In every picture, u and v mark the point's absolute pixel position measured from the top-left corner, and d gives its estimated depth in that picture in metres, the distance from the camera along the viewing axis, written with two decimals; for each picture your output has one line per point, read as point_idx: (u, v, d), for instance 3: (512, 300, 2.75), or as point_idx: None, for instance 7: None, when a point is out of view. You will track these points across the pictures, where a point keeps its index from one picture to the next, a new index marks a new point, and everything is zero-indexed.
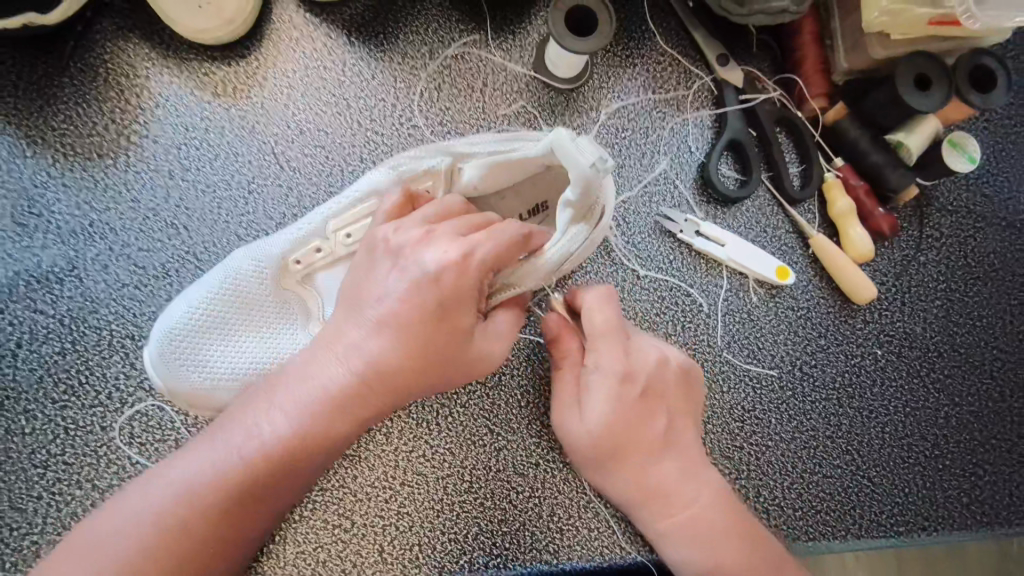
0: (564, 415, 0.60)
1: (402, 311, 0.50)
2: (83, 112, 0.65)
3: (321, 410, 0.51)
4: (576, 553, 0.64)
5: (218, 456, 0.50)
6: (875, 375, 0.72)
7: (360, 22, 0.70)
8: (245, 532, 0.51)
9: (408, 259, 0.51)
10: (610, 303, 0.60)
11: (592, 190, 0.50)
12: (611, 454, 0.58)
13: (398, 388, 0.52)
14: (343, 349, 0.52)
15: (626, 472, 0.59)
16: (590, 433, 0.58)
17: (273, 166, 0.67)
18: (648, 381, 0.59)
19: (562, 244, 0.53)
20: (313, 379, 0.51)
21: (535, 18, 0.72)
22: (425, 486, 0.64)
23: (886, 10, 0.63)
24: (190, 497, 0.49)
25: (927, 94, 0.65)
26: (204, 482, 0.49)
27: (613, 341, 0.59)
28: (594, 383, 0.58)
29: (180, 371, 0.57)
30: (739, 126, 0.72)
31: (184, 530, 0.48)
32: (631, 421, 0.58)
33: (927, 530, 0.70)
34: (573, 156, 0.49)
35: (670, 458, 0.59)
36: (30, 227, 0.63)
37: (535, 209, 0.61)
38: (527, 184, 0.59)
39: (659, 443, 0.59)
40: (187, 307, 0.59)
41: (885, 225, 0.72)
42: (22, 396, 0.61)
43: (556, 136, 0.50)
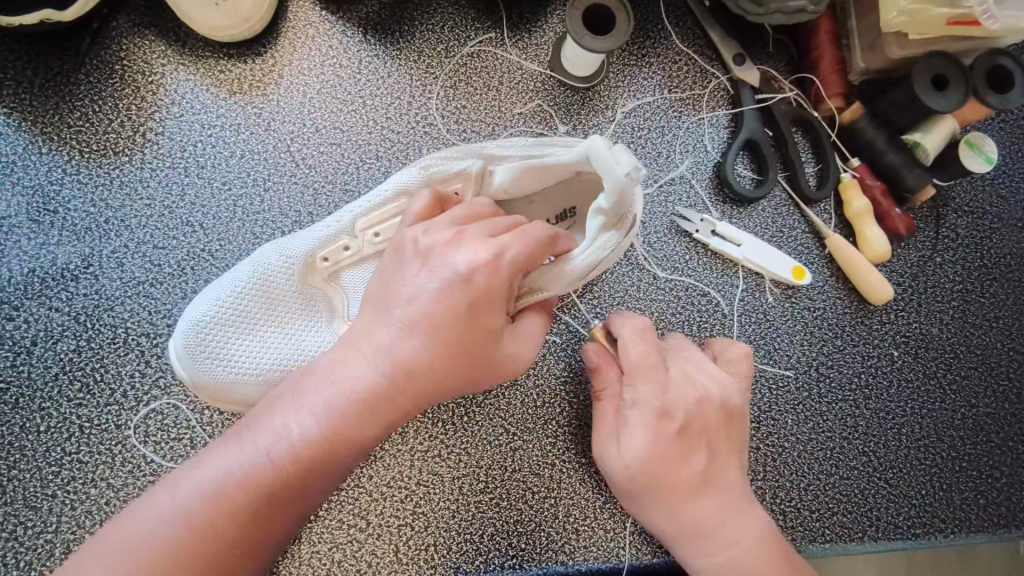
0: (601, 448, 0.60)
1: (434, 310, 0.49)
2: (98, 109, 0.65)
3: (350, 412, 0.50)
4: (593, 553, 0.64)
5: (245, 457, 0.48)
6: (892, 376, 0.72)
7: (376, 20, 0.70)
8: (270, 540, 0.49)
9: (439, 258, 0.50)
10: (645, 338, 0.61)
11: (625, 200, 0.51)
12: (649, 489, 0.57)
13: (427, 390, 0.51)
14: (371, 349, 0.50)
15: (666, 508, 0.58)
16: (628, 467, 0.57)
17: (289, 164, 0.67)
18: (687, 417, 0.58)
19: (591, 251, 0.53)
20: (341, 379, 0.50)
21: (551, 17, 0.72)
22: (441, 486, 0.64)
23: (904, 10, 0.63)
24: (216, 500, 0.47)
25: (944, 95, 0.64)
26: (231, 483, 0.47)
27: (651, 375, 0.59)
28: (633, 417, 0.58)
29: (204, 364, 0.57)
30: (756, 126, 0.71)
31: (210, 534, 0.46)
32: (670, 459, 0.57)
33: (944, 532, 0.70)
34: (608, 165, 0.49)
35: (709, 496, 0.58)
36: (45, 224, 0.63)
37: (563, 215, 0.61)
38: (557, 190, 0.60)
39: (698, 480, 0.58)
40: (213, 301, 0.58)
41: (902, 226, 0.71)
42: (36, 394, 0.60)
43: (591, 143, 0.50)
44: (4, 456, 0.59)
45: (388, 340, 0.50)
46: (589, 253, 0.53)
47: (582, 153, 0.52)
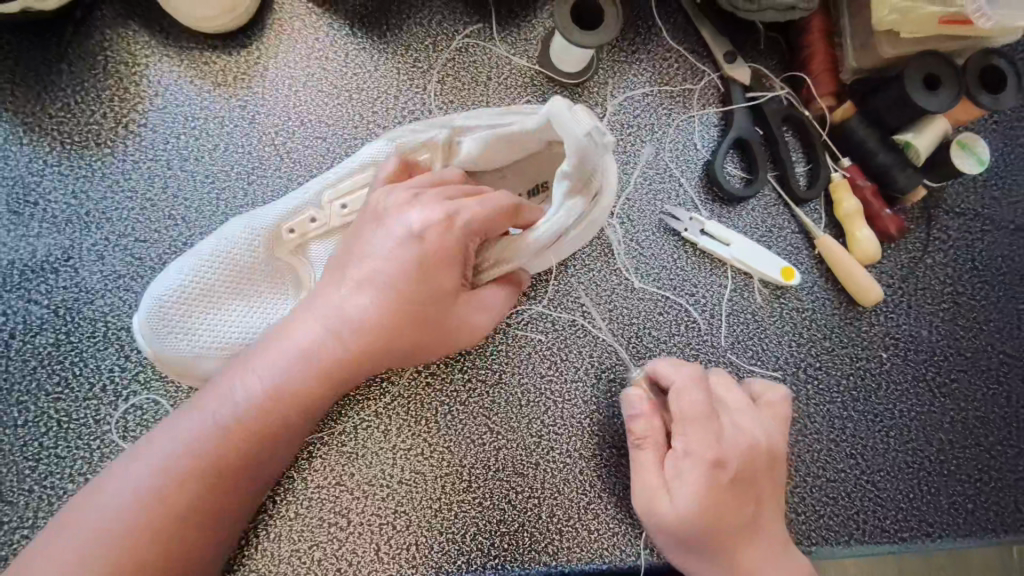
0: (650, 499, 0.59)
1: (385, 273, 0.51)
2: (80, 100, 0.64)
3: (303, 374, 0.51)
4: (576, 554, 0.63)
5: (202, 422, 0.50)
6: (881, 379, 0.71)
7: (364, 14, 0.69)
8: (232, 501, 0.51)
9: (393, 223, 0.52)
10: (699, 385, 0.61)
11: (587, 162, 0.53)
12: (703, 539, 0.57)
13: (379, 353, 0.52)
14: (324, 311, 0.52)
15: (718, 559, 0.57)
16: (679, 517, 0.57)
17: (274, 157, 0.66)
18: (740, 466, 0.58)
19: (557, 218, 0.55)
20: (292, 343, 0.52)
21: (542, 12, 0.72)
22: (423, 484, 0.63)
23: (896, 9, 0.63)
24: (176, 464, 0.49)
25: (934, 94, 0.64)
26: (189, 448, 0.49)
27: (704, 425, 0.59)
28: (686, 468, 0.58)
29: (171, 341, 0.58)
30: (745, 125, 0.71)
31: (172, 499, 0.48)
32: (722, 510, 0.57)
33: (931, 536, 0.69)
34: (569, 127, 0.51)
35: (758, 547, 0.58)
36: (26, 216, 0.62)
37: (534, 190, 0.63)
38: (527, 166, 0.61)
39: (749, 530, 0.58)
40: (179, 273, 0.58)
41: (892, 226, 0.71)
42: (14, 388, 0.60)
43: (552, 106, 0.52)
44: None
45: (339, 303, 0.52)
46: (558, 218, 0.55)
47: (544, 119, 0.54)
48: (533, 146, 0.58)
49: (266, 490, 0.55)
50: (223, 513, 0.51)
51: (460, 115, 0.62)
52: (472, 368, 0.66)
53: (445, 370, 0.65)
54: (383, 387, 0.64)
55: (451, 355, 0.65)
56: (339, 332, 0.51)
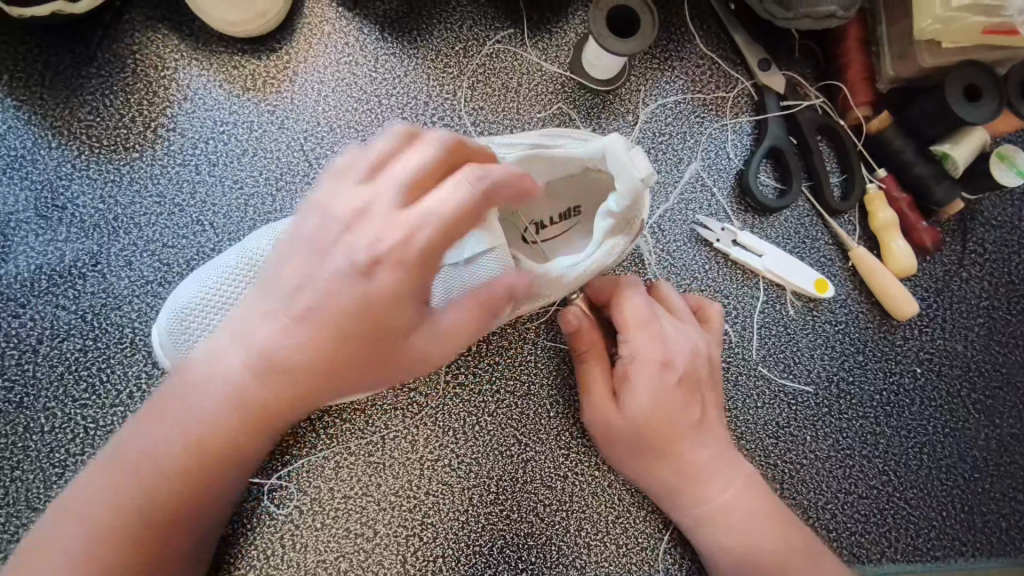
0: (597, 407, 0.59)
1: (334, 300, 0.44)
2: (109, 103, 0.64)
3: (239, 407, 0.46)
4: (604, 569, 0.63)
5: (137, 455, 0.46)
6: (913, 394, 0.70)
7: (394, 18, 0.68)
8: (181, 529, 0.48)
9: (338, 236, 0.44)
10: (637, 290, 0.59)
11: (638, 200, 0.52)
12: (653, 440, 0.57)
13: (323, 384, 0.45)
14: (274, 326, 0.45)
15: (668, 460, 0.58)
16: (630, 420, 0.57)
17: (302, 163, 0.65)
18: (685, 366, 0.58)
19: (597, 256, 0.55)
20: (221, 369, 0.46)
21: (573, 17, 0.71)
22: (450, 496, 0.62)
23: (939, 18, 0.62)
24: (117, 502, 0.46)
25: (977, 105, 0.63)
26: (126, 485, 0.46)
27: (650, 328, 0.58)
28: (637, 372, 0.57)
29: (189, 353, 0.56)
30: (780, 134, 0.70)
31: (116, 538, 0.46)
32: (672, 408, 0.57)
33: (964, 555, 0.68)
34: (625, 164, 0.50)
35: (706, 445, 0.58)
36: (53, 220, 0.62)
37: (566, 213, 0.60)
38: (560, 188, 0.58)
39: (693, 430, 0.58)
40: (200, 286, 0.57)
41: (928, 239, 0.70)
42: (42, 393, 0.59)
43: (609, 139, 0.51)
44: (7, 456, 0.58)
45: (278, 328, 0.45)
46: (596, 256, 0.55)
47: (595, 151, 0.53)
48: (572, 170, 0.56)
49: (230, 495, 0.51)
50: (173, 543, 0.48)
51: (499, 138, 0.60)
52: (500, 379, 0.65)
53: (473, 380, 0.64)
54: (411, 397, 0.63)
55: (479, 365, 0.64)
56: (273, 360, 0.45)
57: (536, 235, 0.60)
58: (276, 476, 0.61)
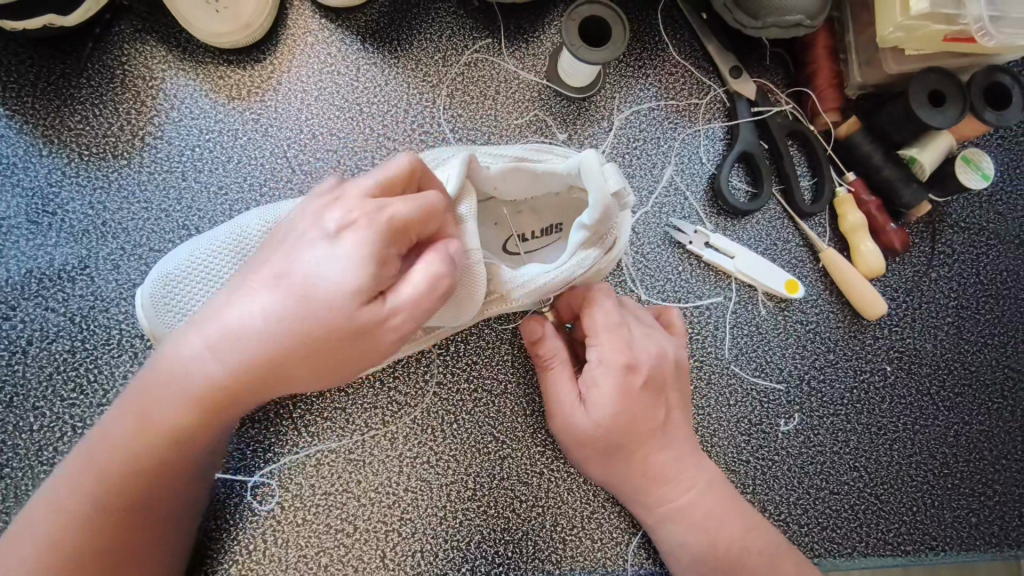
0: (562, 411, 0.60)
1: (297, 303, 0.45)
2: (98, 112, 0.66)
3: (198, 401, 0.48)
4: (579, 563, 0.64)
5: (98, 459, 0.49)
6: (884, 392, 0.72)
7: (375, 28, 0.71)
8: (153, 521, 0.51)
9: (302, 245, 0.46)
10: (607, 299, 0.60)
11: (609, 217, 0.52)
12: (616, 444, 0.58)
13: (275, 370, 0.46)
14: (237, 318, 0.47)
15: (632, 462, 0.59)
16: (594, 425, 0.58)
17: (286, 169, 0.67)
18: (652, 370, 0.59)
19: (567, 266, 0.54)
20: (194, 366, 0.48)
21: (549, 27, 0.73)
22: (428, 492, 0.64)
23: (899, 26, 0.64)
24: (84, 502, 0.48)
25: (940, 111, 0.65)
26: (93, 484, 0.49)
27: (615, 334, 0.59)
28: (599, 376, 0.58)
29: (167, 317, 0.57)
30: (750, 139, 0.72)
31: (83, 536, 0.48)
32: (633, 413, 0.58)
33: (935, 550, 0.69)
34: (597, 180, 0.51)
35: (669, 447, 0.60)
36: (44, 225, 0.64)
37: (548, 229, 0.61)
38: (545, 204, 0.61)
39: (657, 434, 0.59)
40: (186, 255, 0.58)
41: (896, 240, 0.71)
42: (30, 393, 0.61)
43: (584, 156, 0.52)
44: None
45: (243, 328, 0.46)
46: (565, 266, 0.54)
47: (573, 166, 0.54)
48: (554, 185, 0.57)
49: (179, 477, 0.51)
50: (150, 533, 0.51)
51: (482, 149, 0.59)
52: (478, 377, 0.66)
53: (452, 380, 0.66)
54: (391, 396, 0.65)
55: (457, 365, 0.66)
56: (233, 353, 0.46)
57: (520, 246, 0.61)
58: (258, 473, 0.62)
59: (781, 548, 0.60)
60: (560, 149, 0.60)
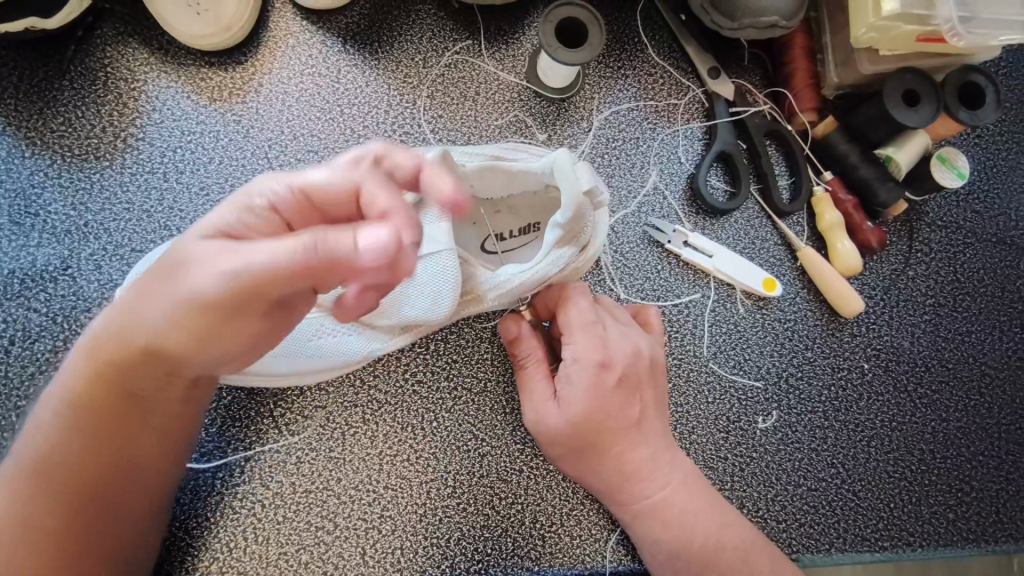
0: (537, 408, 0.60)
1: (192, 276, 0.46)
2: (80, 114, 0.66)
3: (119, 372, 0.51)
4: (558, 560, 0.65)
5: (43, 442, 0.51)
6: (862, 389, 0.72)
7: (356, 31, 0.71)
8: (99, 514, 0.53)
9: (191, 230, 0.49)
10: (582, 296, 0.61)
11: (581, 215, 0.52)
12: (589, 440, 0.59)
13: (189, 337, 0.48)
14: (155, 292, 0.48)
15: (606, 459, 0.60)
16: (568, 420, 0.59)
17: (267, 170, 0.68)
18: (624, 368, 0.60)
19: (542, 266, 0.55)
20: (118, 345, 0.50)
21: (529, 29, 0.73)
22: (408, 490, 0.64)
23: (873, 26, 0.64)
24: (19, 496, 0.50)
25: (916, 111, 0.65)
26: (43, 470, 0.51)
27: (588, 331, 0.60)
28: (572, 373, 0.59)
29: None
30: (728, 139, 0.72)
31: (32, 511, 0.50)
32: (607, 409, 0.59)
33: (912, 545, 0.70)
34: (569, 178, 0.51)
35: (643, 445, 0.60)
36: (27, 226, 0.65)
37: (526, 228, 0.62)
38: (522, 203, 0.61)
39: (631, 430, 0.60)
40: None
41: (873, 238, 0.72)
42: (12, 392, 0.62)
43: (556, 155, 0.52)
44: None
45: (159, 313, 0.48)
46: (540, 266, 0.55)
47: (545, 166, 0.54)
48: (529, 183, 0.58)
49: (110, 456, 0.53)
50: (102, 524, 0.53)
51: (458, 149, 0.60)
52: (457, 375, 0.67)
53: (432, 378, 0.66)
54: (372, 394, 0.66)
55: (437, 363, 0.67)
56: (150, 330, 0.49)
57: (498, 244, 0.62)
58: (239, 471, 0.63)
59: (757, 549, 0.60)
60: (534, 149, 0.61)
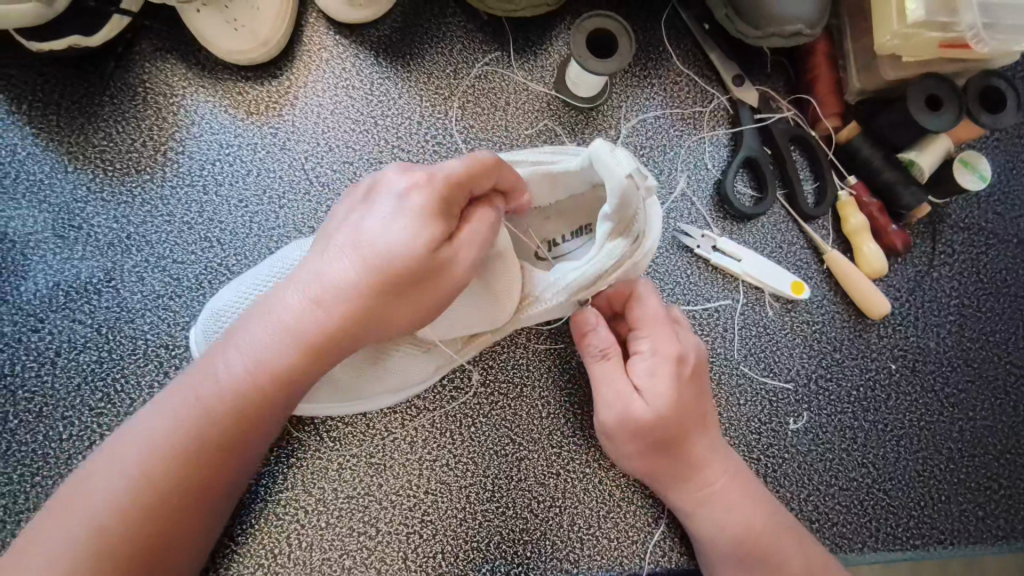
0: (620, 400, 0.60)
1: (338, 259, 0.49)
2: (121, 129, 0.68)
3: (255, 381, 0.49)
4: (596, 562, 0.65)
5: (155, 446, 0.47)
6: (890, 390, 0.73)
7: (388, 44, 0.73)
8: (202, 509, 0.50)
9: (331, 228, 0.52)
10: (656, 295, 0.64)
11: (630, 204, 0.52)
12: (671, 434, 0.60)
13: (333, 338, 0.49)
14: (301, 284, 0.49)
15: (681, 453, 0.61)
16: (657, 410, 0.59)
17: (303, 182, 0.69)
18: (697, 362, 0.62)
19: (599, 260, 0.55)
20: (243, 352, 0.49)
21: (556, 40, 0.75)
22: (448, 494, 0.65)
23: (897, 34, 0.66)
24: (134, 488, 0.47)
25: (939, 115, 0.67)
26: (155, 476, 0.47)
27: (666, 328, 0.62)
28: (655, 366, 0.60)
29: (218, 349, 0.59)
30: (754, 145, 0.73)
31: (130, 530, 0.46)
32: (687, 399, 0.61)
33: (943, 544, 0.71)
34: (611, 168, 0.51)
35: (709, 439, 0.62)
36: (70, 239, 0.66)
37: (578, 231, 0.63)
38: (572, 206, 0.62)
39: (702, 424, 0.62)
40: (232, 293, 0.60)
41: (898, 241, 0.73)
42: (60, 403, 0.63)
43: (593, 148, 0.53)
44: (27, 463, 0.61)
45: (297, 311, 0.49)
46: (596, 261, 0.55)
47: (584, 160, 0.55)
48: (575, 185, 0.59)
49: (247, 462, 0.51)
50: (198, 522, 0.50)
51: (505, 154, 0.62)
52: (494, 381, 0.68)
53: (469, 384, 0.67)
54: (410, 400, 0.67)
55: (474, 369, 0.68)
56: (292, 334, 0.49)
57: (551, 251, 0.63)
58: (281, 477, 0.64)
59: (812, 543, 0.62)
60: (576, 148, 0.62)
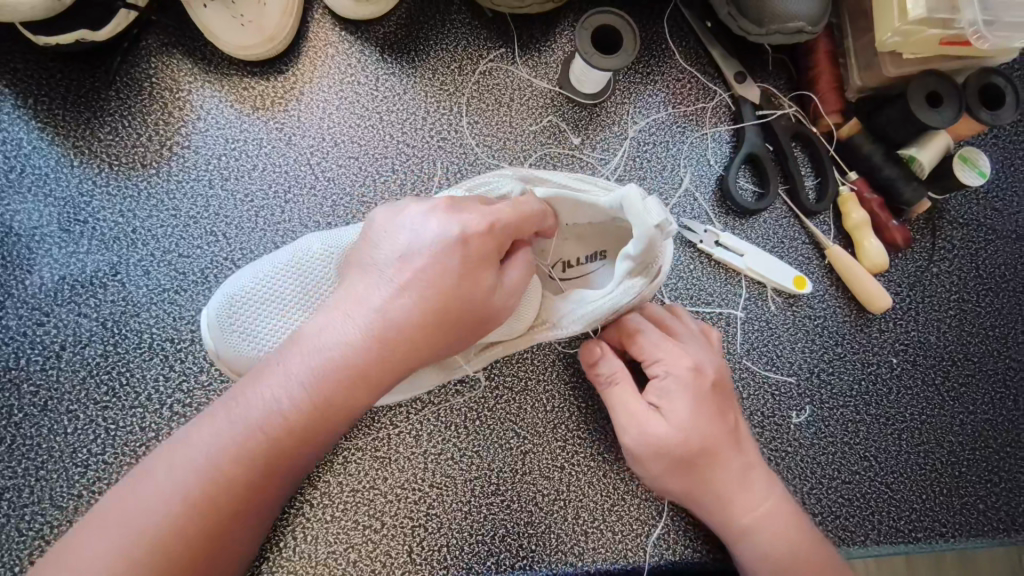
0: (639, 422, 0.59)
1: (388, 291, 0.48)
2: (127, 124, 0.68)
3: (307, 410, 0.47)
4: (601, 555, 0.66)
5: (205, 470, 0.46)
6: (891, 384, 0.74)
7: (393, 40, 0.73)
8: (246, 528, 0.49)
9: (375, 251, 0.50)
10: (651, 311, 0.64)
11: (654, 249, 0.53)
12: (694, 453, 0.59)
13: (385, 368, 0.47)
14: (351, 312, 0.48)
15: (708, 472, 0.60)
16: (677, 431, 0.58)
17: (308, 176, 0.70)
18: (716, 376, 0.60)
19: (613, 298, 0.56)
20: (294, 381, 0.47)
21: (560, 37, 0.75)
22: (453, 488, 0.66)
23: (897, 31, 0.67)
24: (182, 509, 0.46)
25: (938, 111, 0.67)
26: (203, 499, 0.46)
27: (678, 343, 0.61)
28: (674, 385, 0.59)
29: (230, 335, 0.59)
30: (756, 141, 0.74)
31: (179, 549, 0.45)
32: (708, 415, 0.59)
33: (944, 537, 0.71)
34: (641, 215, 0.51)
35: (737, 456, 0.60)
36: (76, 233, 0.66)
37: (591, 256, 0.62)
38: (591, 232, 0.62)
39: (729, 440, 0.60)
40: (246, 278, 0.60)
41: (899, 237, 0.74)
42: (65, 397, 0.63)
43: (627, 190, 0.52)
44: (32, 457, 0.61)
45: (347, 340, 0.47)
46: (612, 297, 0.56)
47: (617, 199, 0.54)
48: (599, 215, 0.59)
49: (294, 482, 0.51)
50: (238, 541, 0.49)
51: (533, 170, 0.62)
52: (499, 375, 0.68)
53: (474, 379, 0.68)
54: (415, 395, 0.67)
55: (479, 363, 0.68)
56: (343, 365, 0.47)
57: (563, 273, 0.63)
58: None
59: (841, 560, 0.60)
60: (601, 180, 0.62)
